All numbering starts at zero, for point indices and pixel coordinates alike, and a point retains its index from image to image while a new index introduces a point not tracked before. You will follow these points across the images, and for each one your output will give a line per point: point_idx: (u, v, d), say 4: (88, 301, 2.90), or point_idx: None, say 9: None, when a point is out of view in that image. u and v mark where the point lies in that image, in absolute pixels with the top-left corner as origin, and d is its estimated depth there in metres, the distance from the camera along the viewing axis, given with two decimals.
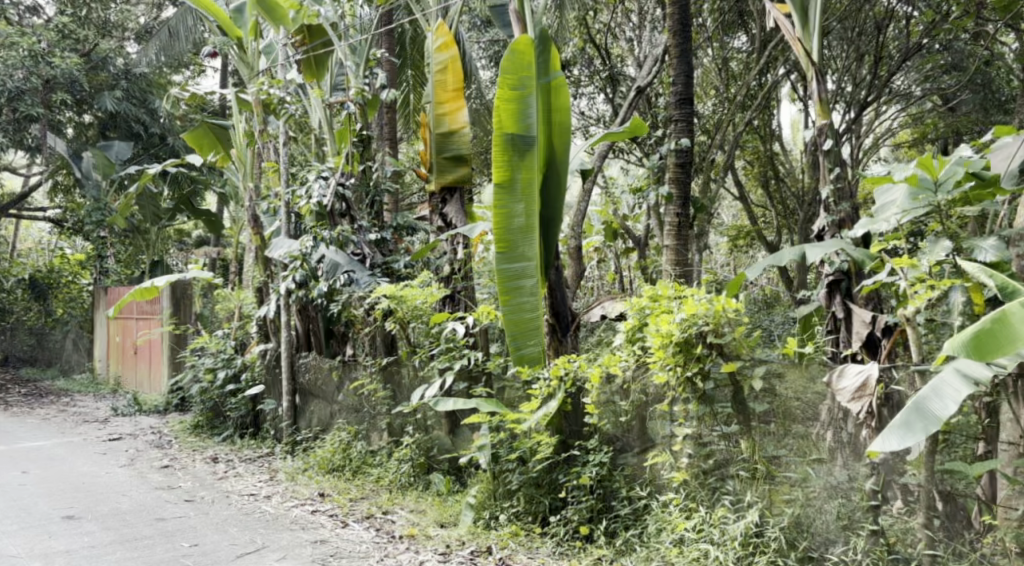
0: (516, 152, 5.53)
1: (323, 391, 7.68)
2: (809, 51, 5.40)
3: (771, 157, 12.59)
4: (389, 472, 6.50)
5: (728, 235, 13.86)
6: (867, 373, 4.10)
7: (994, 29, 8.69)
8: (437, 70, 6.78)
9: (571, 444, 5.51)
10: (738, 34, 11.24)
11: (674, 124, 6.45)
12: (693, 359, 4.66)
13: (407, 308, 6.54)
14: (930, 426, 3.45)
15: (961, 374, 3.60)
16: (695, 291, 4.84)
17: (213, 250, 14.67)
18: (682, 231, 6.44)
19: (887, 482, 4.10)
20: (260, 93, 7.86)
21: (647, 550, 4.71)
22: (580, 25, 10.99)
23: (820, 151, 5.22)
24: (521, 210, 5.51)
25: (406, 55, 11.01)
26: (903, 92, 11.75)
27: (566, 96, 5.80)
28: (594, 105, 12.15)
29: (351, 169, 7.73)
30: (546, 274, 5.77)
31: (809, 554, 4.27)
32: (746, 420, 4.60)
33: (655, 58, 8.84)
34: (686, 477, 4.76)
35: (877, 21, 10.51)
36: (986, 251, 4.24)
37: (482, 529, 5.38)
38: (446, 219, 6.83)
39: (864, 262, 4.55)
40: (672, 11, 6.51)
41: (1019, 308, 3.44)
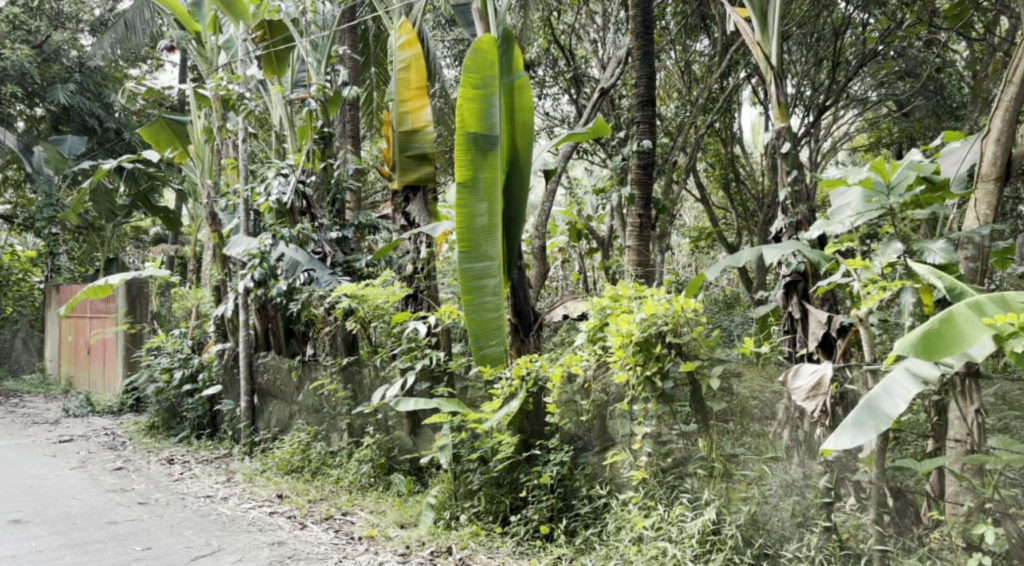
0: (478, 152, 5.54)
1: (283, 391, 7.61)
2: (768, 55, 5.49)
3: (732, 160, 12.75)
4: (349, 473, 6.47)
5: (689, 237, 14.01)
6: (822, 373, 4.14)
7: (947, 36, 8.91)
8: (400, 68, 6.77)
9: (532, 443, 5.54)
10: (700, 38, 11.37)
11: (637, 126, 6.50)
12: (653, 358, 4.70)
13: (368, 308, 6.51)
14: (881, 424, 3.52)
15: (912, 374, 3.66)
16: (655, 291, 4.89)
17: (172, 248, 14.43)
18: (644, 232, 6.48)
19: (840, 479, 4.17)
20: (219, 89, 7.75)
21: (606, 549, 4.75)
22: (544, 25, 11.01)
23: (778, 154, 5.32)
24: (484, 209, 5.52)
25: (369, 53, 10.98)
26: (860, 97, 11.98)
27: (529, 95, 5.82)
28: (558, 106, 12.20)
29: (312, 166, 7.66)
30: (508, 274, 5.78)
31: (764, 551, 4.34)
32: (704, 419, 4.65)
33: (618, 61, 8.88)
34: (645, 476, 4.81)
35: (835, 27, 10.69)
36: (935, 252, 4.30)
37: (442, 529, 5.37)
38: (409, 219, 6.78)
39: (820, 263, 4.60)
40: (634, 13, 6.55)
41: (964, 310, 3.54)
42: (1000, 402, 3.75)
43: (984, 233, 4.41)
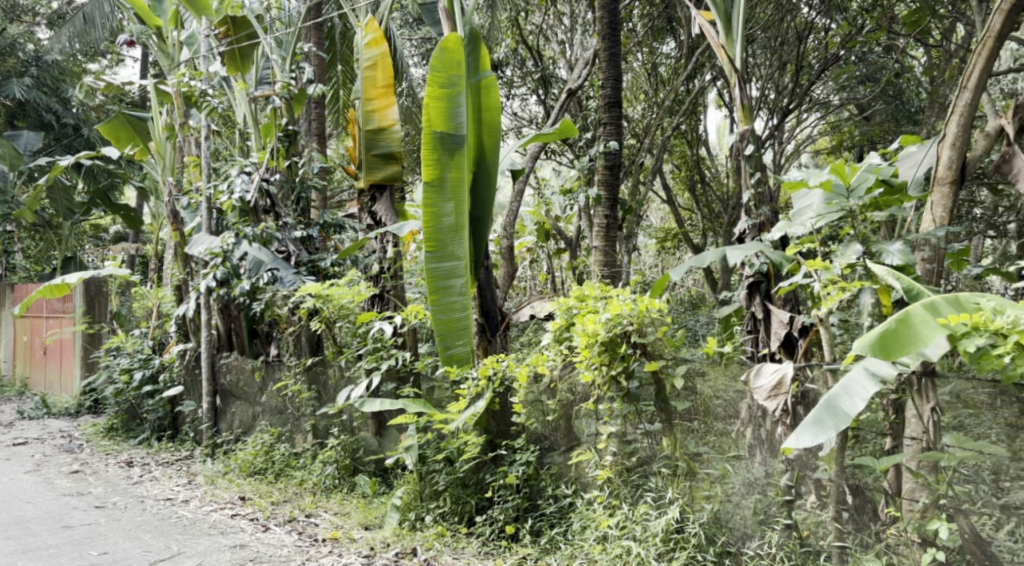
0: (445, 151, 5.52)
1: (245, 392, 7.53)
2: (733, 58, 5.54)
3: (697, 162, 12.88)
4: (312, 475, 6.42)
5: (655, 237, 14.10)
6: (783, 372, 4.19)
7: (905, 42, 9.09)
8: (366, 66, 6.72)
9: (498, 444, 5.55)
10: (667, 40, 11.45)
11: (603, 127, 6.54)
12: (618, 358, 4.73)
13: (333, 307, 6.46)
14: (840, 423, 3.57)
15: (870, 373, 3.71)
16: (621, 292, 4.92)
17: (132, 246, 14.13)
18: (610, 232, 6.52)
19: (801, 477, 4.23)
20: (181, 85, 7.62)
21: (571, 548, 4.77)
22: (512, 26, 11.01)
23: (742, 156, 5.40)
24: (450, 209, 5.50)
25: (336, 50, 10.90)
26: (823, 101, 12.18)
27: (496, 95, 5.81)
28: (527, 106, 12.19)
29: (277, 164, 7.58)
30: (475, 273, 5.78)
31: (727, 548, 4.41)
32: (669, 418, 4.70)
33: (585, 62, 8.91)
34: (610, 475, 4.85)
35: (798, 31, 10.77)
36: (893, 254, 4.38)
37: (406, 530, 5.35)
38: (376, 218, 6.74)
39: (782, 264, 4.66)
40: (601, 14, 6.58)
41: (920, 309, 3.61)
42: (956, 400, 3.76)
43: (939, 235, 4.51)
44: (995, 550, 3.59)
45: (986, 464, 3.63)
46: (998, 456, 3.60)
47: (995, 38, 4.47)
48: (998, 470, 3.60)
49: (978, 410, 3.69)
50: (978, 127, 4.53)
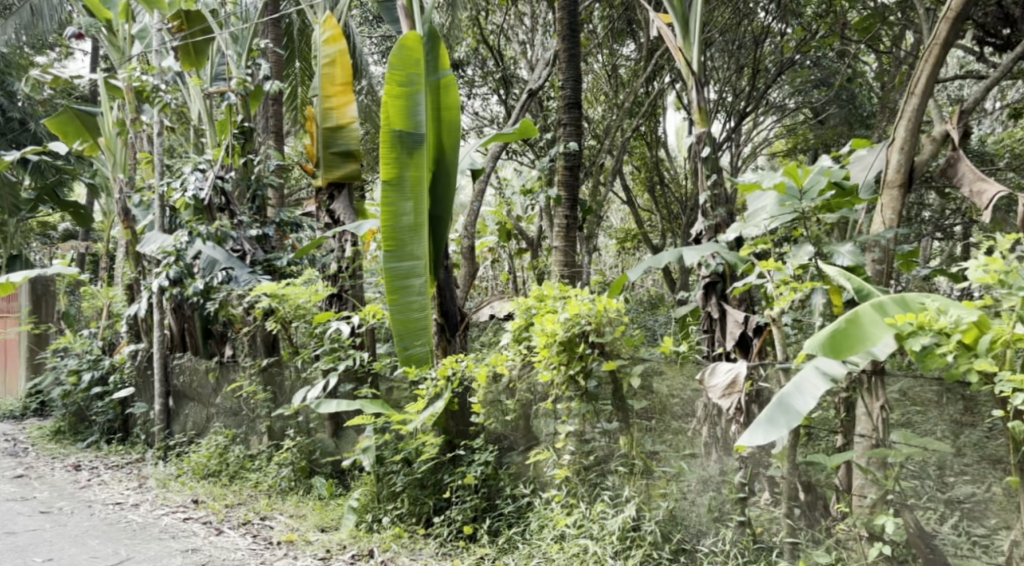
0: (404, 149, 5.49)
1: (199, 394, 7.42)
2: (691, 60, 5.62)
3: (656, 163, 13.00)
4: (268, 477, 6.34)
5: (615, 238, 14.20)
6: (737, 371, 4.23)
7: (858, 48, 9.27)
8: (324, 63, 6.64)
9: (457, 444, 5.54)
10: (627, 42, 11.52)
11: (563, 127, 6.56)
12: (576, 357, 4.75)
13: (289, 307, 6.36)
14: (792, 420, 3.64)
15: (821, 372, 3.75)
16: (579, 292, 4.95)
17: (81, 244, 13.79)
18: (571, 232, 6.52)
19: (754, 474, 4.29)
20: (132, 80, 7.44)
21: (529, 548, 4.79)
22: (472, 25, 10.97)
23: (699, 158, 5.48)
24: (409, 208, 5.48)
25: (293, 46, 10.77)
26: (778, 104, 12.38)
27: (455, 94, 5.81)
28: (488, 106, 12.18)
29: (232, 162, 7.45)
30: (435, 273, 5.76)
31: (682, 546, 4.46)
32: (626, 417, 4.75)
33: (545, 63, 8.93)
34: (568, 474, 4.86)
35: (755, 36, 10.93)
36: (844, 255, 4.46)
37: (363, 532, 5.32)
38: (334, 216, 6.67)
39: (736, 265, 4.72)
40: (562, 15, 6.59)
41: (869, 310, 3.68)
42: (904, 398, 3.87)
43: (888, 237, 4.62)
44: (939, 543, 3.70)
45: (932, 460, 3.71)
46: (942, 453, 3.66)
47: (940, 46, 4.61)
48: (942, 465, 3.68)
49: (926, 407, 3.78)
50: (924, 132, 4.66)
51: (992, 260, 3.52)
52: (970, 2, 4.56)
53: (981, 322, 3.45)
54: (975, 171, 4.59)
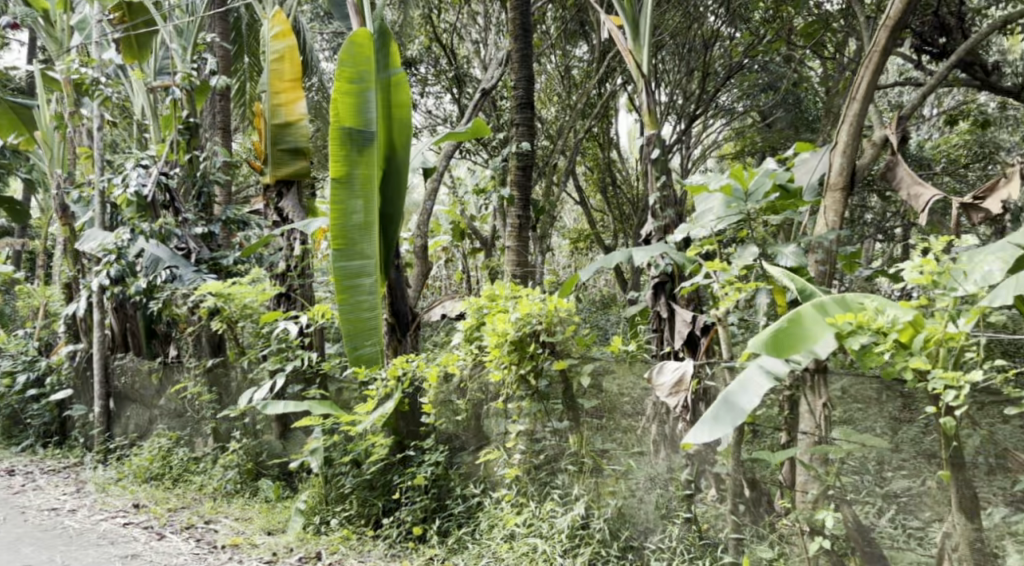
0: (354, 147, 5.43)
1: (141, 395, 7.26)
2: (640, 63, 5.67)
3: (608, 164, 13.12)
4: (212, 480, 6.23)
5: (568, 238, 14.28)
6: (683, 370, 4.26)
7: (803, 53, 9.47)
8: (272, 59, 6.53)
9: (407, 444, 5.50)
10: (579, 43, 11.59)
11: (515, 127, 6.56)
12: (527, 357, 4.77)
13: (235, 307, 6.24)
14: (736, 418, 3.70)
15: (764, 370, 3.82)
16: (530, 291, 4.96)
17: (17, 242, 13.37)
18: (524, 232, 6.53)
19: (700, 471, 4.36)
20: (70, 73, 7.21)
21: (478, 548, 4.79)
22: (425, 23, 10.92)
23: (648, 160, 5.54)
24: (359, 206, 5.43)
25: (241, 41, 10.58)
26: (727, 108, 12.62)
27: (406, 92, 5.76)
28: (441, 104, 12.13)
29: (176, 158, 7.30)
30: (386, 273, 5.73)
31: (630, 543, 4.51)
32: (576, 416, 4.78)
33: (498, 63, 8.93)
34: (518, 473, 4.88)
35: (704, 40, 11.10)
36: (787, 256, 4.55)
37: (311, 535, 5.26)
38: (282, 214, 6.58)
39: (684, 265, 4.78)
40: (513, 15, 6.59)
41: (810, 310, 3.75)
42: (845, 395, 3.95)
43: (831, 238, 4.73)
44: (876, 536, 3.78)
45: (871, 455, 3.80)
46: (880, 448, 3.78)
47: (880, 52, 4.73)
48: (881, 460, 3.78)
49: (867, 404, 3.87)
50: (866, 136, 4.78)
51: (926, 261, 3.61)
52: (908, 10, 4.68)
53: (917, 321, 3.54)
54: (913, 175, 4.72)
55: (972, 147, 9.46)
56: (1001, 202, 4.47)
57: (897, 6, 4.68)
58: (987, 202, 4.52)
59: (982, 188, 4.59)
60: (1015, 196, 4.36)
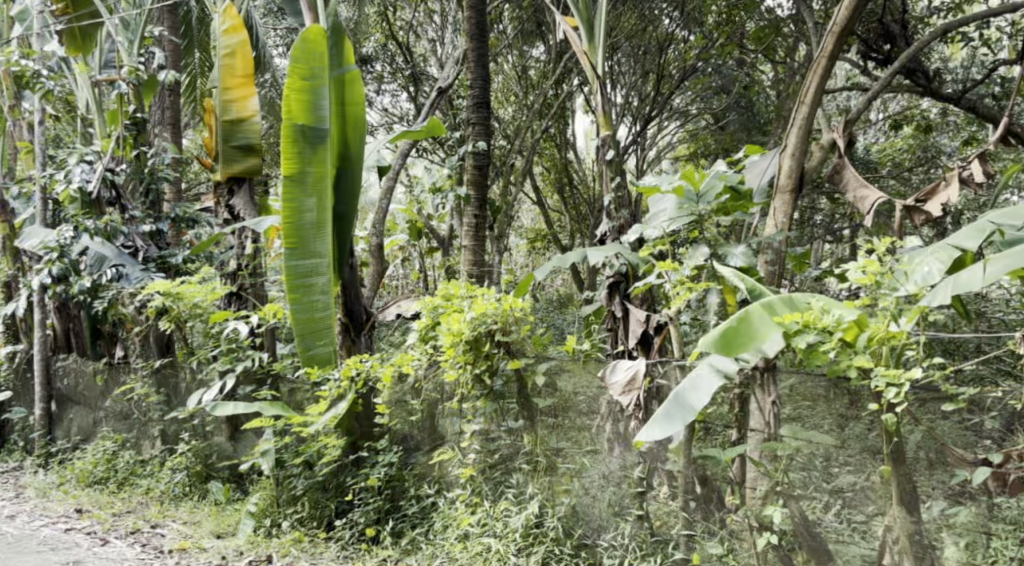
0: (307, 145, 5.36)
1: (85, 397, 7.14)
2: (595, 64, 5.70)
3: (565, 164, 13.17)
4: (160, 483, 6.10)
5: (526, 238, 14.32)
6: (636, 369, 4.30)
7: (754, 57, 9.62)
8: (224, 54, 6.38)
9: (360, 445, 5.45)
10: (536, 44, 11.60)
11: (472, 127, 6.55)
12: (482, 357, 4.76)
13: (183, 307, 6.07)
14: (686, 416, 3.75)
15: (715, 369, 3.86)
16: (485, 291, 4.95)
17: None
18: (480, 231, 6.52)
19: (652, 469, 4.40)
20: (9, 64, 6.94)
21: (431, 548, 4.77)
22: (380, 20, 10.84)
23: (603, 160, 5.58)
24: (313, 205, 5.36)
25: (192, 36, 10.39)
26: (681, 110, 12.79)
27: (360, 90, 5.70)
28: (397, 102, 12.03)
29: (123, 154, 7.13)
30: (339, 272, 5.67)
31: (583, 541, 4.54)
32: (532, 415, 4.79)
33: (455, 62, 8.91)
34: (472, 473, 4.87)
35: (659, 43, 11.22)
36: (737, 256, 4.61)
37: (262, 538, 5.19)
38: (233, 212, 6.47)
39: (637, 265, 4.82)
40: (469, 15, 6.57)
41: (758, 309, 3.79)
42: (793, 394, 4.02)
43: (780, 239, 4.82)
44: (822, 531, 3.85)
45: (818, 452, 3.85)
46: (827, 446, 3.84)
47: (827, 58, 4.83)
48: (828, 457, 3.83)
49: (814, 402, 3.96)
50: (814, 140, 4.88)
51: (869, 262, 3.74)
52: (855, 17, 4.78)
53: (861, 321, 3.63)
54: (858, 178, 4.84)
55: (916, 151, 9.72)
56: (941, 205, 4.61)
57: (844, 13, 4.79)
58: (928, 205, 4.65)
59: (923, 191, 4.72)
60: (954, 199, 4.51)
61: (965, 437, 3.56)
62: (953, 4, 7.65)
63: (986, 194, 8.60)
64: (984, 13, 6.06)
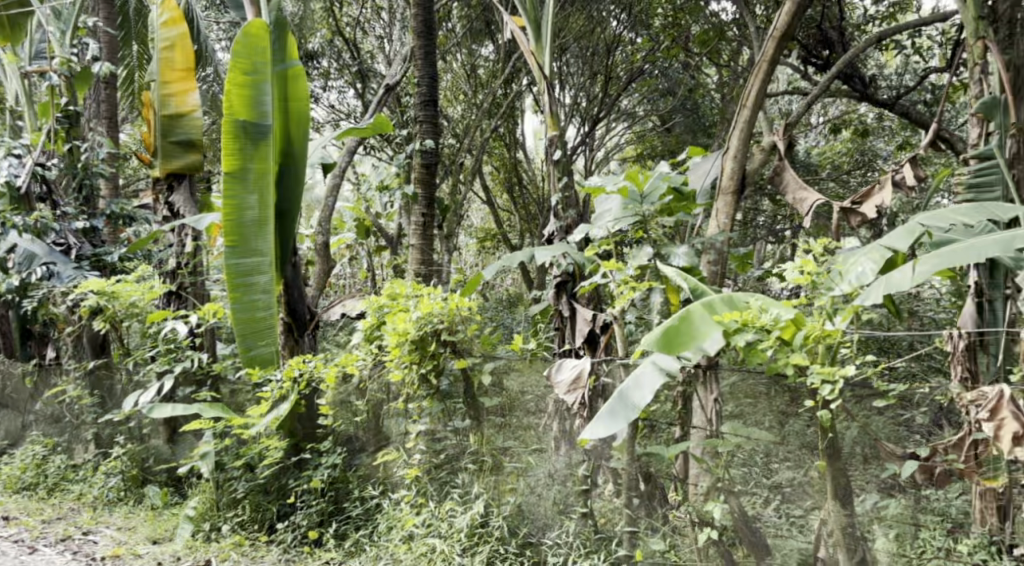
0: (248, 140, 5.26)
1: (14, 400, 6.93)
2: (542, 64, 5.70)
3: (514, 164, 13.19)
4: (93, 488, 5.92)
5: (476, 237, 14.29)
6: (581, 367, 4.31)
7: (699, 60, 9.79)
8: (162, 47, 6.17)
9: (303, 447, 5.36)
10: (485, 43, 11.58)
11: (419, 125, 6.49)
12: (428, 356, 4.74)
13: (119, 306, 5.89)
14: (630, 413, 3.78)
15: (658, 367, 3.90)
16: (431, 290, 4.93)
17: None
18: (428, 231, 6.46)
19: (596, 467, 4.42)
20: None
21: (375, 550, 4.72)
22: (327, 16, 10.72)
23: (550, 160, 5.57)
24: (254, 202, 5.26)
25: (129, 28, 10.11)
26: (628, 111, 12.94)
27: (303, 86, 5.61)
28: (344, 99, 11.89)
29: (55, 148, 6.89)
30: (281, 270, 5.57)
31: (528, 539, 4.55)
32: (478, 414, 4.77)
33: (403, 59, 8.86)
34: (418, 474, 4.83)
35: (607, 44, 11.33)
36: (680, 256, 4.67)
37: (201, 542, 5.06)
38: (173, 209, 6.32)
39: (583, 265, 4.84)
40: (416, 12, 6.51)
41: (699, 308, 3.84)
42: (734, 391, 4.01)
43: (722, 240, 4.89)
44: (761, 526, 3.92)
45: (758, 448, 3.92)
46: (766, 442, 3.90)
47: (768, 62, 4.92)
48: (768, 453, 3.90)
49: (756, 399, 3.95)
50: (755, 142, 4.97)
51: (806, 263, 3.84)
52: (796, 23, 4.87)
53: (797, 319, 3.70)
54: (797, 180, 4.94)
55: (853, 154, 10.00)
56: (875, 207, 4.73)
57: (784, 19, 4.88)
58: (863, 207, 4.77)
59: (859, 194, 4.84)
60: (887, 202, 4.64)
61: (898, 432, 3.66)
62: (888, 12, 7.91)
63: (919, 197, 8.90)
64: (917, 22, 6.26)
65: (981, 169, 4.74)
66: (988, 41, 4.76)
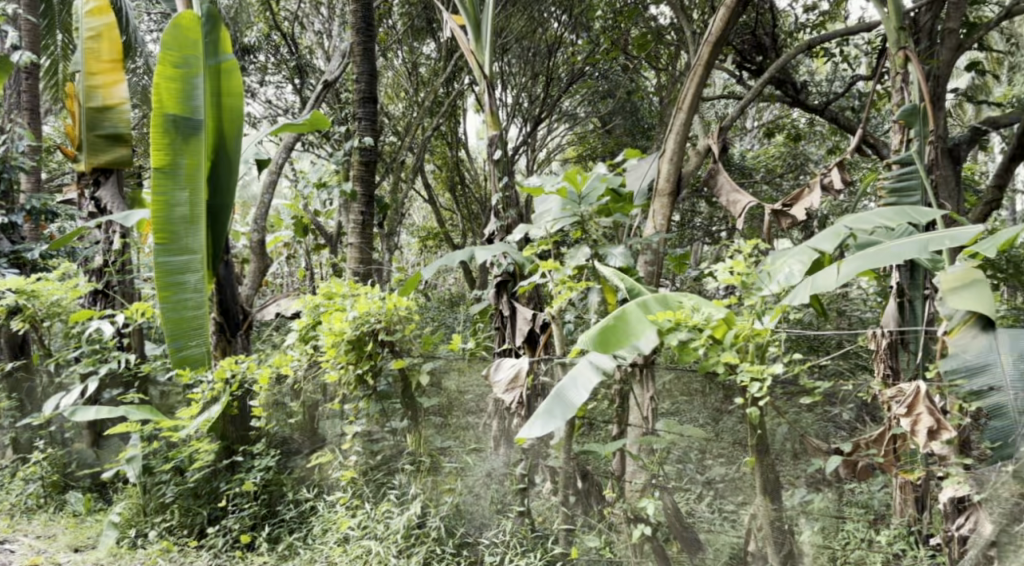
0: (178, 136, 5.11)
1: None
2: (482, 64, 5.68)
3: (456, 163, 13.14)
4: (10, 495, 5.67)
5: (417, 236, 14.19)
6: (519, 366, 4.31)
7: (637, 62, 9.89)
8: (87, 37, 5.94)
9: (235, 449, 5.24)
10: (426, 41, 11.51)
11: (357, 122, 6.39)
12: (365, 356, 4.69)
13: (40, 305, 5.70)
14: (567, 412, 3.79)
15: (593, 365, 3.93)
16: (368, 290, 4.88)
17: None
18: (367, 230, 6.38)
19: (534, 466, 4.43)
20: None
21: (310, 552, 4.64)
22: (264, 9, 10.49)
23: (491, 160, 5.52)
24: (184, 199, 5.12)
25: (53, 15, 9.72)
26: (570, 113, 13.01)
27: (237, 81, 5.47)
28: (281, 94, 11.66)
29: None
30: (214, 268, 5.42)
31: (464, 539, 4.53)
32: (415, 415, 4.70)
33: (341, 55, 8.71)
34: (354, 475, 4.77)
35: (549, 45, 11.39)
36: (616, 256, 4.69)
37: (126, 549, 4.91)
38: (100, 205, 6.09)
39: (523, 264, 4.83)
40: (354, 8, 6.43)
41: (635, 308, 3.89)
42: (668, 389, 4.06)
43: (658, 240, 4.94)
44: (692, 521, 3.98)
45: (694, 445, 3.95)
46: (700, 439, 3.94)
47: (703, 66, 4.99)
48: (703, 449, 3.94)
49: (691, 396, 3.99)
50: (691, 145, 5.05)
51: (736, 263, 3.92)
52: (729, 29, 4.97)
53: (728, 318, 3.77)
54: (731, 183, 5.03)
55: (787, 158, 10.25)
56: (804, 209, 4.86)
57: (718, 25, 4.98)
58: (793, 210, 4.89)
59: (790, 196, 4.97)
60: (816, 204, 4.77)
61: (825, 428, 3.76)
62: (818, 20, 8.11)
63: (848, 200, 9.17)
64: (846, 31, 6.44)
65: (903, 174, 4.86)
66: (909, 51, 4.96)
